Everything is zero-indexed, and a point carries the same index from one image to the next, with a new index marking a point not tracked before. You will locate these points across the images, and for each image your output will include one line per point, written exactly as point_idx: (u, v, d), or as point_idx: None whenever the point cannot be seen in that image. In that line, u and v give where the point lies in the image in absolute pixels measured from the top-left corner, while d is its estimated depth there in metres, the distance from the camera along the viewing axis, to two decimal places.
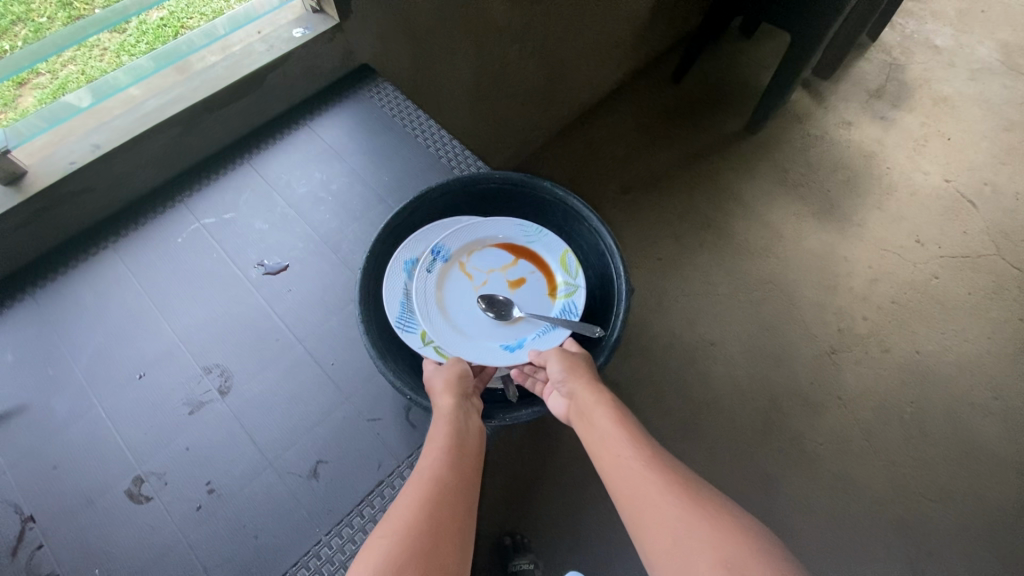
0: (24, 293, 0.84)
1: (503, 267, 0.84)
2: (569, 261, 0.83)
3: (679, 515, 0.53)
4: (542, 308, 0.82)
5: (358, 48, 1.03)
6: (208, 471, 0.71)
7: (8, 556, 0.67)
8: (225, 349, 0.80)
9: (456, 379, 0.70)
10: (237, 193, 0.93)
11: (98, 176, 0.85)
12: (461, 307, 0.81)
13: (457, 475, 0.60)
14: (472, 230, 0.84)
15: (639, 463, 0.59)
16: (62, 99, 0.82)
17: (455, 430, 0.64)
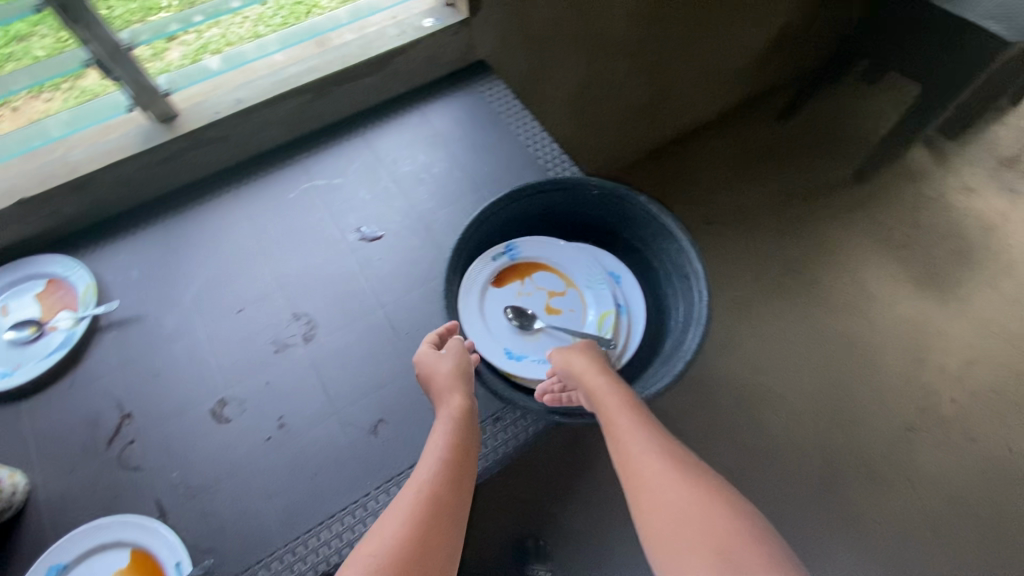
0: (156, 219, 0.95)
1: (551, 292, 0.80)
2: (607, 321, 0.76)
3: (678, 498, 0.56)
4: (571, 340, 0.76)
5: (479, 43, 1.07)
6: (281, 408, 0.78)
7: (106, 444, 0.76)
8: (315, 300, 0.87)
9: (462, 368, 0.68)
10: (348, 161, 1.01)
11: (235, 127, 0.94)
12: (500, 302, 0.78)
13: (461, 474, 0.61)
14: (544, 247, 0.83)
15: (652, 455, 0.60)
16: (201, 63, 0.93)
17: (457, 428, 0.65)
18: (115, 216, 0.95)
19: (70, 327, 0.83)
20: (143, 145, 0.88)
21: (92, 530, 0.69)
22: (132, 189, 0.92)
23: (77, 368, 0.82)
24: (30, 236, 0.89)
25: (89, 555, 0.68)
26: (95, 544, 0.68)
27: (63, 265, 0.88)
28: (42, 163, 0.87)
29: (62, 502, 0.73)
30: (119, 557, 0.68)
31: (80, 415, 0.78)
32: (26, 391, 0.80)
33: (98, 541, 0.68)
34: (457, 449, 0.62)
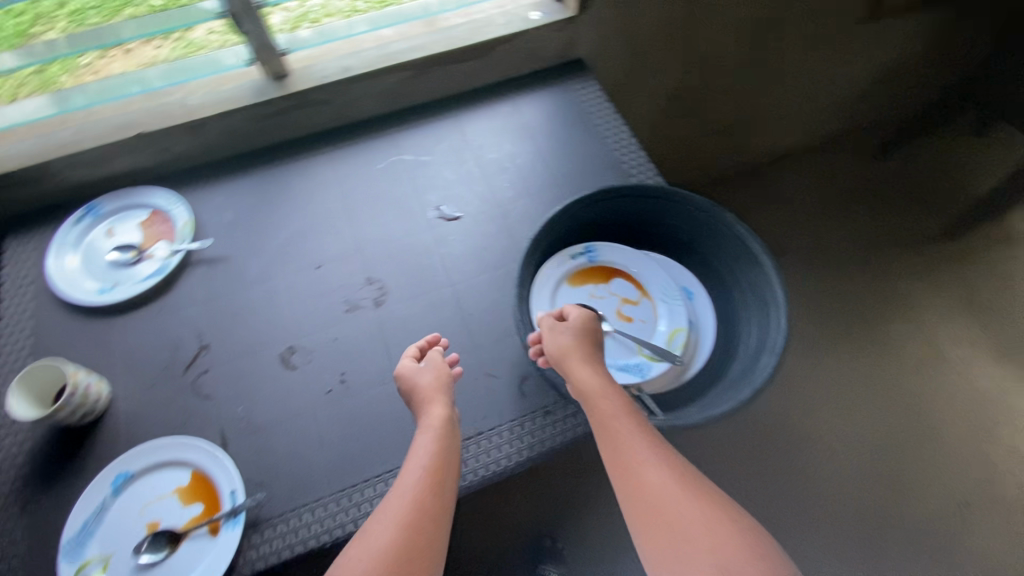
0: (254, 169, 1.00)
1: (624, 298, 0.79)
2: (678, 337, 0.75)
3: (688, 519, 0.54)
4: (638, 348, 0.74)
5: (580, 42, 1.08)
6: (345, 364, 0.82)
7: (183, 369, 0.82)
8: (388, 269, 0.90)
9: (440, 384, 0.71)
10: (437, 141, 1.04)
11: (338, 93, 0.98)
12: (570, 301, 0.78)
13: (444, 480, 0.63)
14: (623, 255, 0.82)
15: (659, 471, 0.58)
16: (297, 32, 0.98)
17: (437, 438, 0.66)
18: (217, 160, 1.00)
19: (165, 257, 0.89)
20: (256, 99, 0.94)
21: (161, 446, 0.74)
22: (238, 137, 0.98)
23: (167, 295, 0.87)
24: (143, 167, 0.96)
25: (158, 468, 0.74)
26: (164, 459, 0.74)
27: (167, 198, 0.95)
28: (164, 103, 0.94)
29: (137, 416, 0.78)
30: (182, 475, 0.73)
31: (164, 339, 0.84)
32: (120, 308, 0.86)
33: (166, 457, 0.74)
34: (438, 457, 0.64)
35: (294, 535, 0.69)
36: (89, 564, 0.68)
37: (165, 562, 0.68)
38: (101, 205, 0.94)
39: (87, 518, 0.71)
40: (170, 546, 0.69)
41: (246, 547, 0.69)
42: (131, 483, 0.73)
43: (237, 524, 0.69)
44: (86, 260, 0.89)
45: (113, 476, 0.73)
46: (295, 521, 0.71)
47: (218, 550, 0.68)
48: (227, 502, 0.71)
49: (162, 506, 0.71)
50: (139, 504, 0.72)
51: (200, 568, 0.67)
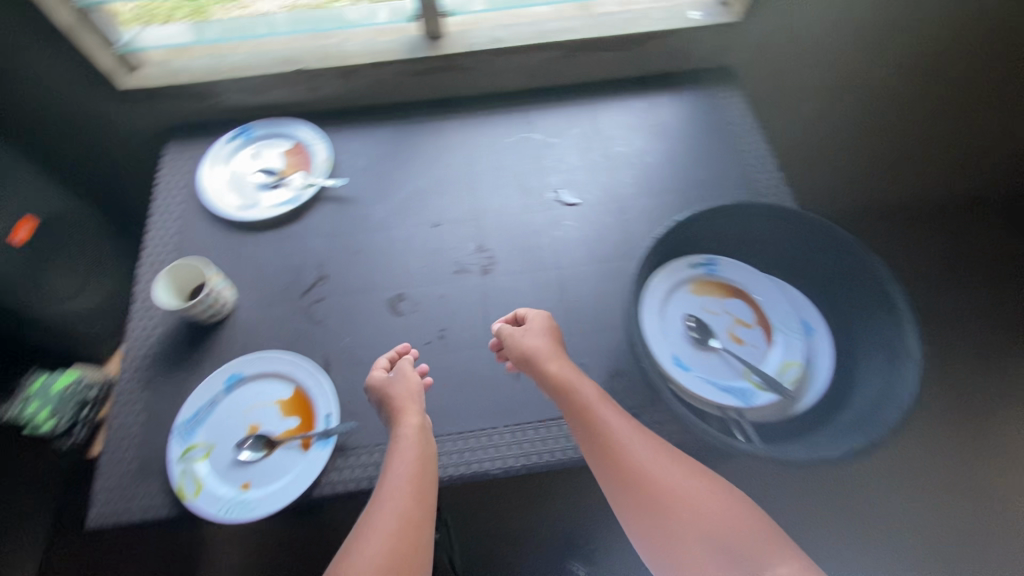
0: (391, 120, 1.05)
1: (737, 319, 0.78)
2: (790, 371, 0.74)
3: (683, 496, 0.60)
4: (744, 371, 0.73)
5: (732, 50, 1.05)
6: (446, 321, 0.85)
7: (301, 293, 0.88)
8: (500, 240, 0.92)
9: (412, 395, 0.72)
10: (568, 124, 1.04)
11: (485, 62, 1.01)
12: (683, 310, 0.77)
13: (425, 487, 0.65)
14: (743, 273, 0.81)
15: (648, 457, 0.64)
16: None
17: (416, 447, 0.68)
18: (360, 106, 1.06)
19: (301, 187, 0.96)
20: (410, 55, 0.98)
21: (273, 358, 0.81)
22: (384, 88, 1.03)
23: (297, 222, 0.94)
24: (294, 101, 1.03)
25: (266, 377, 0.80)
26: (272, 371, 0.81)
27: (312, 134, 1.01)
28: (325, 44, 1.00)
29: (255, 326, 0.85)
30: (285, 389, 0.80)
31: (289, 262, 0.91)
32: (255, 226, 0.93)
33: (275, 369, 0.81)
34: (416, 465, 0.66)
35: (373, 468, 0.74)
36: (194, 448, 0.75)
37: (260, 463, 0.75)
38: (253, 128, 1.02)
39: (199, 406, 0.78)
40: (266, 449, 0.76)
41: (332, 466, 0.75)
42: (240, 385, 0.80)
43: (328, 445, 0.75)
44: (233, 176, 0.97)
45: (227, 374, 0.80)
46: (379, 454, 0.75)
47: (308, 463, 0.74)
48: (322, 423, 0.77)
49: (264, 412, 0.78)
50: (244, 405, 0.78)
51: (290, 476, 0.74)
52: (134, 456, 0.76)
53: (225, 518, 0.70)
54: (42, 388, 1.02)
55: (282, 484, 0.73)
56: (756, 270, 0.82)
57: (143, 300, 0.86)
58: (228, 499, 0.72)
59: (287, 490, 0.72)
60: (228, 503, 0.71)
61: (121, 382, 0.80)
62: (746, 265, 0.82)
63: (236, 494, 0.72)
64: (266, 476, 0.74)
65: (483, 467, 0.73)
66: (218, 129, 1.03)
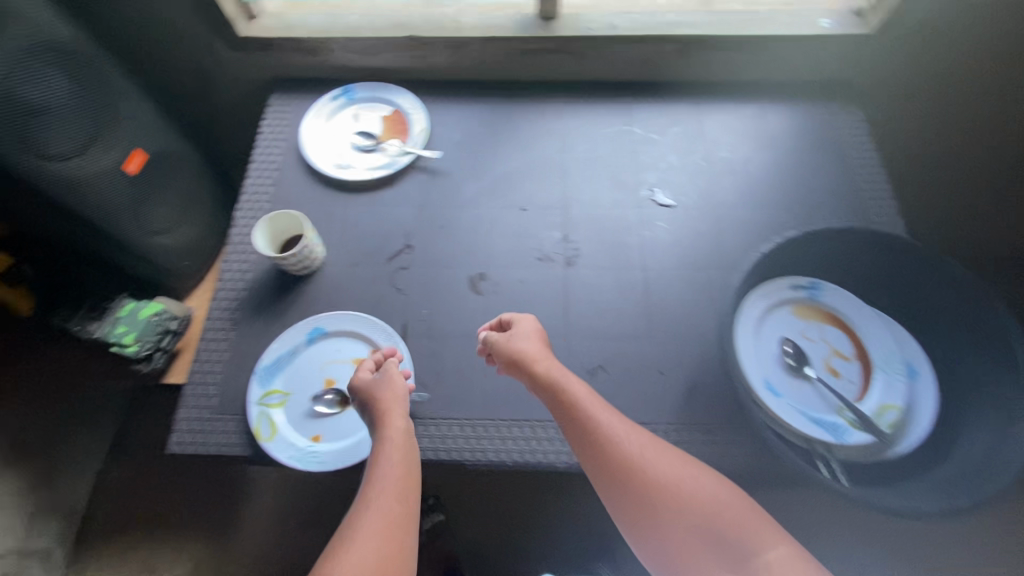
0: (491, 97, 1.03)
1: (836, 351, 0.74)
2: (887, 414, 0.70)
3: (670, 491, 0.61)
4: (838, 408, 0.70)
5: (857, 65, 0.99)
6: (525, 307, 0.85)
7: (386, 259, 0.89)
8: (588, 232, 0.90)
9: (394, 396, 0.70)
10: (671, 122, 1.00)
11: (597, 48, 0.98)
12: (778, 333, 0.74)
13: (410, 489, 0.63)
14: (849, 303, 0.77)
15: (637, 454, 0.64)
16: None
17: (397, 451, 0.65)
18: (460, 79, 1.05)
19: (396, 155, 0.97)
20: (520, 33, 0.97)
21: (354, 319, 0.82)
22: (488, 64, 1.02)
23: (388, 188, 0.95)
24: (398, 66, 1.03)
25: (345, 336, 0.82)
26: (352, 330, 0.82)
27: (411, 103, 1.01)
28: (437, 14, 1.00)
29: (338, 285, 0.87)
30: (362, 350, 0.81)
31: (377, 228, 0.92)
32: (348, 187, 0.95)
33: (356, 330, 0.82)
34: (402, 466, 0.64)
35: (440, 442, 0.76)
36: (271, 394, 0.78)
37: (333, 418, 0.77)
38: (355, 90, 1.02)
39: (280, 354, 0.80)
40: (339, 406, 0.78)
41: None
42: (320, 340, 0.82)
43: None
44: (332, 135, 0.99)
45: (310, 328, 0.81)
46: (446, 429, 0.77)
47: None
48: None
49: (340, 370, 0.80)
50: (322, 360, 0.81)
51: (359, 436, 0.76)
52: (216, 393, 0.79)
53: (297, 466, 0.73)
54: (131, 312, 1.04)
55: (351, 443, 0.75)
56: (864, 303, 0.77)
57: (238, 244, 0.89)
58: (300, 449, 0.75)
59: (356, 450, 0.74)
60: (300, 453, 0.74)
61: (211, 321, 0.84)
62: (853, 295, 0.77)
63: (308, 445, 0.75)
64: (337, 432, 0.76)
65: (548, 458, 0.75)
66: (322, 86, 1.04)
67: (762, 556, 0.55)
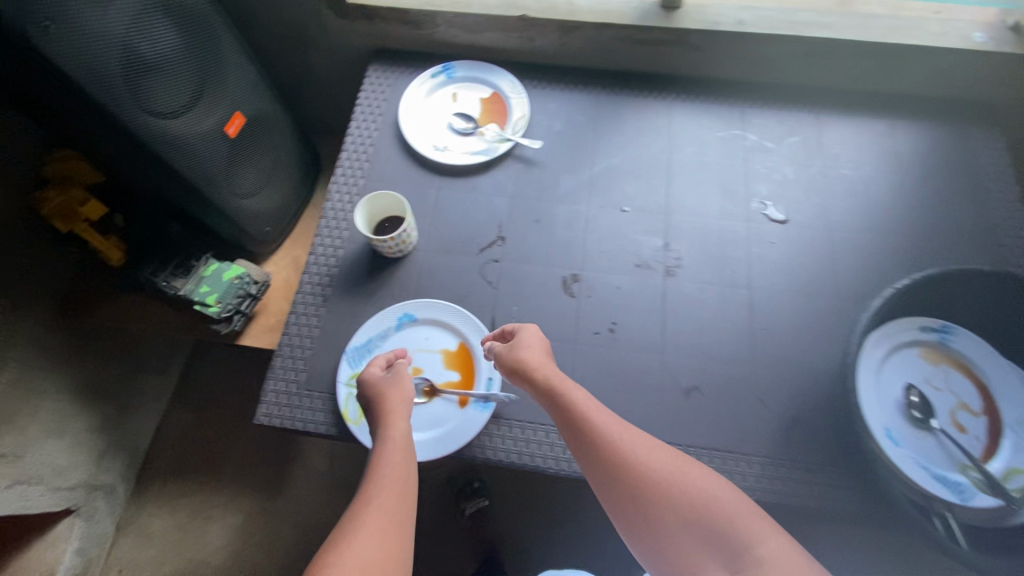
0: (596, 87, 0.98)
1: (962, 403, 0.69)
2: (1017, 480, 0.63)
3: (668, 495, 0.60)
4: (963, 465, 0.65)
5: (1006, 86, 0.90)
6: (619, 315, 0.81)
7: (478, 250, 0.87)
8: (693, 242, 0.85)
9: (400, 398, 0.70)
10: (789, 132, 0.94)
11: (719, 44, 0.92)
12: (900, 377, 0.69)
13: (410, 491, 0.63)
14: (983, 353, 0.70)
15: (637, 460, 0.62)
16: None
17: (397, 452, 0.65)
18: (565, 66, 1.00)
19: (494, 140, 0.93)
20: (639, 22, 0.91)
21: (445, 309, 0.81)
22: (598, 51, 0.96)
23: (483, 175, 0.92)
24: (503, 46, 0.98)
25: (434, 324, 0.81)
26: (442, 321, 0.81)
27: (512, 86, 0.97)
28: None
29: (429, 272, 0.85)
30: (451, 341, 0.80)
31: (470, 216, 0.89)
32: (444, 171, 0.93)
33: (446, 319, 0.81)
34: (401, 466, 0.63)
35: (525, 446, 0.75)
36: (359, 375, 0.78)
37: (419, 407, 0.76)
38: (455, 68, 0.99)
39: (370, 336, 0.80)
40: (425, 396, 0.77)
41: (486, 431, 0.75)
42: (410, 325, 0.81)
43: (486, 409, 0.75)
44: (430, 115, 0.96)
45: (399, 313, 0.81)
46: (531, 433, 0.75)
47: (464, 423, 0.74)
48: (483, 385, 0.77)
49: (428, 359, 0.79)
50: (411, 346, 0.80)
51: (445, 429, 0.74)
52: (304, 368, 0.79)
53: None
54: (214, 273, 1.06)
55: (436, 435, 0.74)
56: (999, 355, 0.70)
57: (332, 220, 0.89)
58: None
59: (442, 443, 0.73)
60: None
61: (303, 294, 0.84)
62: (987, 345, 0.71)
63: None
64: (422, 422, 0.75)
65: None
66: (422, 62, 1.02)
67: (756, 552, 0.54)
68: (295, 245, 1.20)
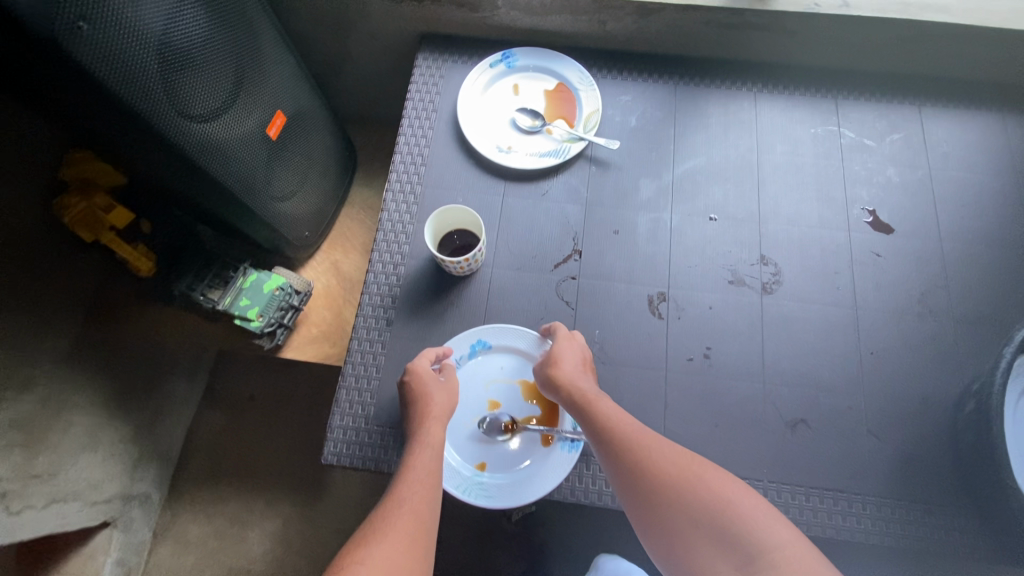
0: (672, 77, 0.88)
1: None
2: None
3: (683, 497, 0.56)
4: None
5: None
6: (713, 339, 0.75)
7: (553, 266, 0.79)
8: (790, 256, 0.78)
9: (443, 407, 0.67)
10: (889, 127, 0.84)
11: (817, 29, 0.81)
12: None
13: (435, 499, 0.60)
14: None
15: (658, 463, 0.59)
16: None
17: (429, 460, 0.62)
18: (637, 53, 0.90)
19: (563, 140, 0.84)
20: (728, 3, 0.81)
21: (524, 336, 0.74)
22: (678, 37, 0.86)
23: (554, 180, 0.83)
24: (569, 32, 0.88)
25: (511, 353, 0.74)
26: (519, 347, 0.74)
27: (580, 76, 0.87)
28: None
29: (500, 291, 0.78)
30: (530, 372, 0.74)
31: (543, 228, 0.81)
32: (509, 175, 0.84)
33: (524, 347, 0.74)
34: (430, 471, 0.61)
35: None
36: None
37: (500, 446, 0.70)
38: (515, 56, 0.89)
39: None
40: (505, 434, 0.71)
41: (575, 470, 0.70)
42: (485, 354, 0.74)
43: (575, 449, 0.68)
44: (489, 111, 0.87)
45: (473, 341, 0.73)
46: None
47: (552, 465, 0.68)
48: (570, 422, 0.70)
49: (506, 391, 0.73)
50: (486, 378, 0.74)
51: (531, 472, 0.68)
52: (372, 402, 0.72)
53: (464, 497, 0.67)
54: (253, 285, 0.98)
55: (522, 479, 0.68)
56: None
57: (390, 232, 0.80)
58: (466, 478, 0.68)
59: (530, 488, 0.67)
60: (467, 483, 0.68)
61: (364, 317, 0.76)
62: None
63: (474, 475, 0.68)
64: (504, 463, 0.69)
65: None
66: (477, 50, 0.91)
67: (769, 555, 0.50)
68: (332, 249, 1.12)
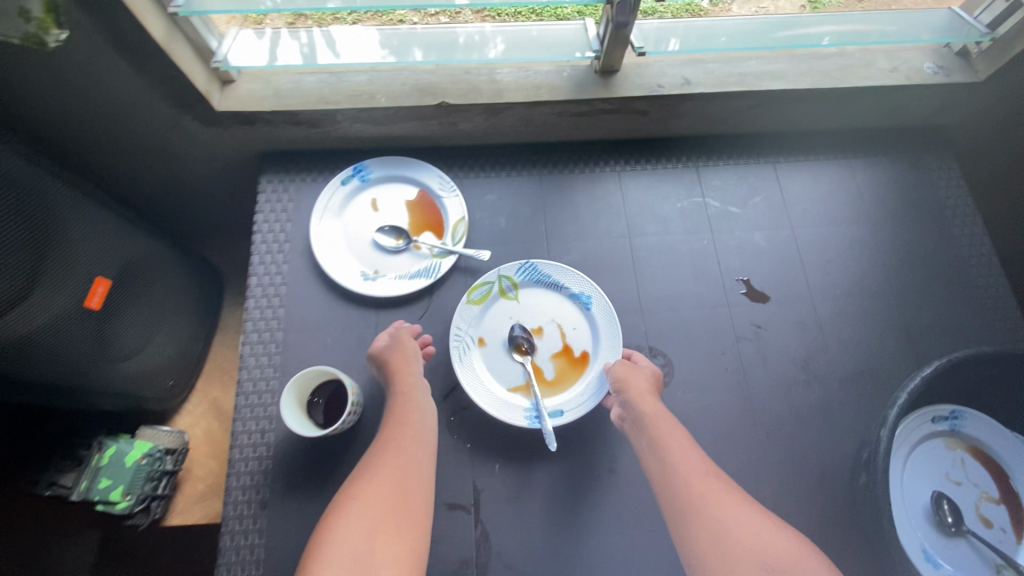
0: (536, 169, 0.86)
1: (986, 494, 0.65)
2: None
3: (742, 525, 0.54)
4: (999, 565, 0.61)
5: (950, 112, 0.87)
6: (617, 448, 0.71)
7: (441, 397, 0.73)
8: (677, 341, 0.77)
9: (406, 356, 0.69)
10: (750, 190, 0.86)
11: (666, 108, 0.81)
12: (919, 482, 0.65)
13: (423, 439, 0.64)
14: (994, 434, 0.66)
15: (722, 492, 0.58)
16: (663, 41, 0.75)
17: (405, 401, 0.66)
18: (497, 149, 0.87)
19: (432, 255, 0.79)
20: (575, 94, 0.78)
21: (611, 337, 0.73)
22: (534, 127, 0.83)
23: (428, 300, 0.78)
24: (421, 136, 0.83)
25: (591, 327, 0.74)
26: (602, 335, 0.74)
27: (441, 182, 0.82)
28: (468, 70, 0.80)
29: None
30: (584, 354, 0.73)
31: None
32: (379, 301, 0.77)
33: (602, 336, 0.73)
34: (413, 414, 0.65)
35: None
36: (511, 283, 0.76)
37: (508, 352, 0.73)
38: (368, 169, 0.82)
39: (551, 276, 0.77)
40: (519, 351, 0.73)
41: None
42: (577, 306, 0.76)
43: (532, 422, 0.68)
44: (349, 232, 0.80)
45: (585, 291, 0.75)
46: None
47: (510, 407, 0.69)
48: (552, 407, 0.70)
49: (555, 341, 0.74)
50: (560, 319, 0.75)
51: (495, 396, 0.70)
52: None
53: (451, 339, 0.72)
54: (113, 459, 0.84)
55: (487, 390, 0.70)
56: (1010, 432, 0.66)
57: (252, 392, 0.72)
58: (466, 334, 0.73)
59: (487, 400, 0.70)
60: (463, 338, 0.73)
61: (233, 505, 0.67)
62: (994, 422, 0.67)
63: (473, 340, 0.73)
64: (492, 362, 0.72)
65: None
66: (327, 166, 0.85)
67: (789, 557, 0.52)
68: (209, 386, 1.02)
